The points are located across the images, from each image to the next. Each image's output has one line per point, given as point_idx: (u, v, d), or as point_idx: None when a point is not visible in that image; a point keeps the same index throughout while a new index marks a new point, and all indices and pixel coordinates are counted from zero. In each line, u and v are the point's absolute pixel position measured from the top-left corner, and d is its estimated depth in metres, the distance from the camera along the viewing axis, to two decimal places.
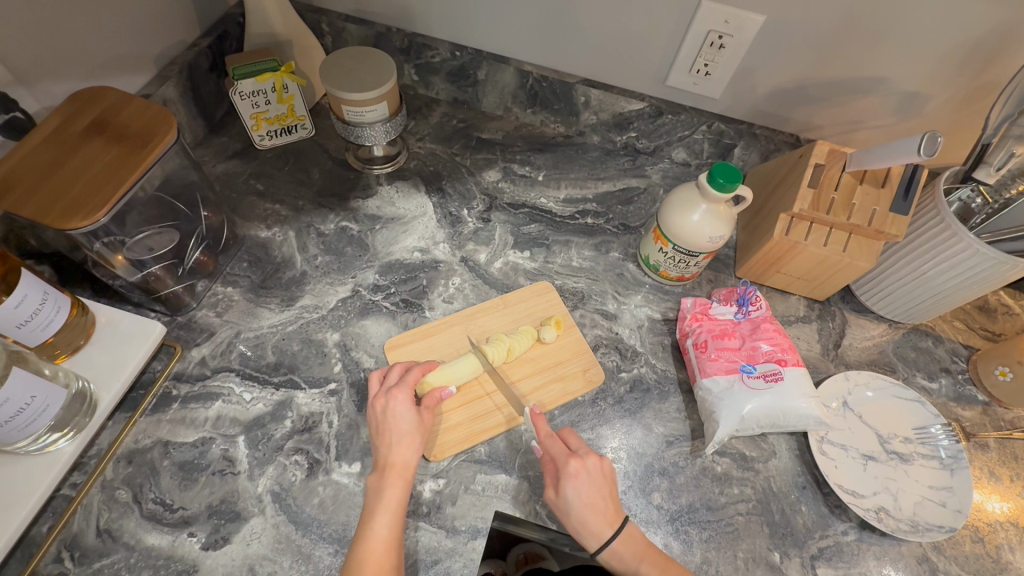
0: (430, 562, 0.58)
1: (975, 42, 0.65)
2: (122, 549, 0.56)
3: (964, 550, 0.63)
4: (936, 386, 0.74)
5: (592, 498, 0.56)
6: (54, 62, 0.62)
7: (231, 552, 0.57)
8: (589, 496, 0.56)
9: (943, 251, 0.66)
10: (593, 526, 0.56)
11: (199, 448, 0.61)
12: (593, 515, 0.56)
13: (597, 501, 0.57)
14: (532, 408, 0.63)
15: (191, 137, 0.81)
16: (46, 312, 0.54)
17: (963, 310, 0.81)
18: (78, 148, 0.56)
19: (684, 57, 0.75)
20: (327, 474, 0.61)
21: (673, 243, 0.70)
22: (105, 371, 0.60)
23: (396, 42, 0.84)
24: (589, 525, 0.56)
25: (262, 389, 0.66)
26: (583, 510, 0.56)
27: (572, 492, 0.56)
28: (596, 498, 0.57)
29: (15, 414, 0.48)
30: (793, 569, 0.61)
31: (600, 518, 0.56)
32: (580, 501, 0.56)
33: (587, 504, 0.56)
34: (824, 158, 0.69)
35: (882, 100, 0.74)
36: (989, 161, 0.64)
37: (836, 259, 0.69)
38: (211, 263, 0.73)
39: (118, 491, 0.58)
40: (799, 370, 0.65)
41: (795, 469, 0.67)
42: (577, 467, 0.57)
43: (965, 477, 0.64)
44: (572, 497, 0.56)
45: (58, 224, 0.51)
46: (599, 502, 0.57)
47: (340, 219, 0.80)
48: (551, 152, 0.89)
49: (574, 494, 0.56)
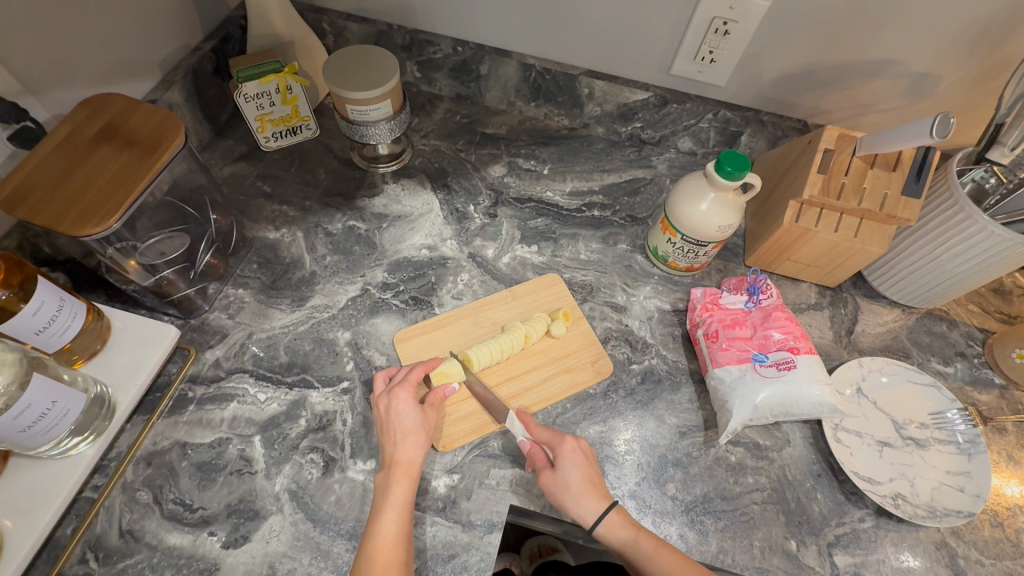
0: (447, 556, 0.58)
1: (986, 20, 0.63)
2: (144, 549, 0.57)
3: (983, 534, 0.63)
4: (952, 370, 0.74)
5: (588, 473, 0.58)
6: (60, 69, 0.62)
7: (251, 550, 0.57)
8: (584, 470, 0.58)
9: (957, 234, 0.66)
10: (590, 498, 0.57)
11: (216, 449, 0.62)
12: (590, 487, 0.57)
13: (592, 475, 0.58)
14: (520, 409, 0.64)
15: (198, 140, 0.82)
16: (63, 319, 0.54)
17: (979, 293, 0.80)
18: (88, 156, 0.57)
19: (688, 45, 0.74)
20: (343, 472, 0.62)
21: (681, 233, 0.70)
22: (123, 376, 0.61)
23: (398, 39, 0.83)
24: (587, 497, 0.57)
25: (276, 390, 0.66)
26: (581, 483, 0.57)
27: (570, 467, 0.58)
28: (591, 473, 0.58)
29: (37, 420, 0.49)
30: (810, 557, 0.61)
31: (596, 491, 0.57)
32: (578, 475, 0.57)
33: (583, 477, 0.57)
34: (834, 142, 0.68)
35: (892, 82, 0.73)
36: (1004, 141, 0.62)
37: (847, 244, 0.68)
38: (221, 265, 0.73)
39: (139, 493, 0.59)
40: (812, 358, 0.64)
41: (810, 457, 0.66)
42: (572, 446, 0.59)
43: (982, 461, 0.63)
44: (570, 471, 0.57)
45: (73, 232, 0.52)
46: (594, 476, 0.58)
47: (347, 218, 0.80)
48: (555, 145, 0.88)
49: (571, 468, 0.58)
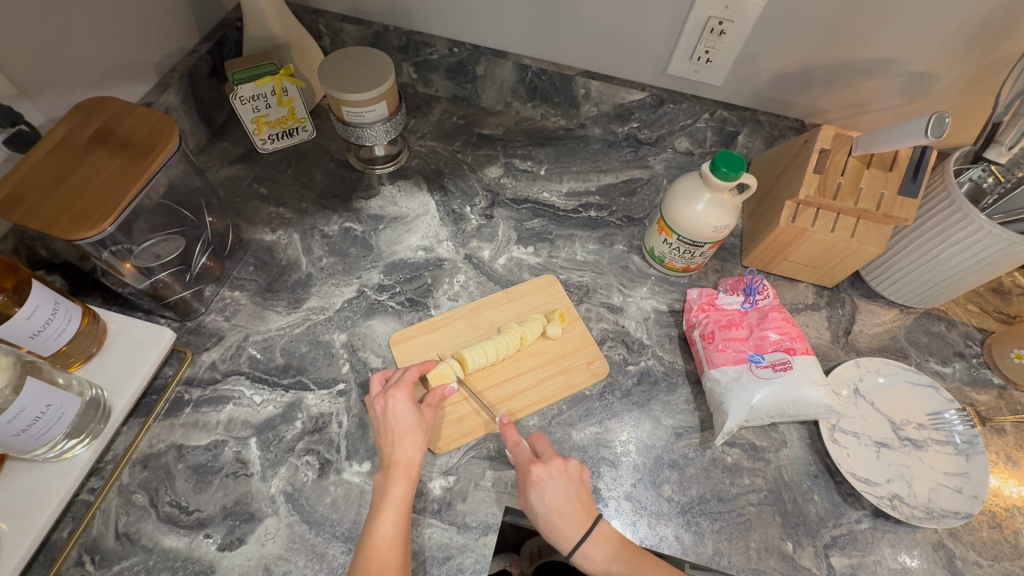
0: (442, 558, 0.58)
1: (983, 19, 0.63)
2: (140, 552, 0.57)
3: (981, 535, 0.62)
4: (950, 370, 0.73)
5: (557, 503, 0.56)
6: (55, 72, 0.62)
7: (247, 552, 0.58)
8: (553, 500, 0.57)
9: (954, 234, 0.65)
10: (562, 529, 0.56)
11: (212, 451, 0.62)
12: (559, 519, 0.56)
13: (562, 504, 0.57)
14: (502, 417, 0.61)
15: (194, 143, 0.82)
16: (57, 322, 0.55)
17: (977, 293, 0.79)
18: (83, 159, 0.57)
19: (684, 45, 0.74)
20: (339, 474, 0.62)
21: (677, 234, 0.69)
22: (119, 379, 0.61)
23: (394, 40, 0.83)
24: (557, 529, 0.56)
25: (272, 392, 0.66)
26: (550, 515, 0.56)
27: (537, 498, 0.57)
28: (562, 502, 0.57)
29: (31, 423, 0.49)
30: (807, 558, 0.61)
31: (568, 521, 0.56)
32: (545, 506, 0.56)
33: (553, 508, 0.56)
34: (830, 142, 0.68)
35: (889, 81, 0.72)
36: (1001, 139, 0.62)
37: (844, 244, 0.68)
38: (217, 267, 0.73)
39: (135, 495, 0.59)
40: (809, 358, 0.64)
41: (807, 458, 0.66)
42: (539, 474, 0.57)
43: (980, 462, 0.63)
44: (538, 504, 0.57)
45: (67, 236, 0.52)
46: (565, 506, 0.57)
47: (344, 220, 0.80)
48: (551, 146, 0.88)
49: (539, 500, 0.57)
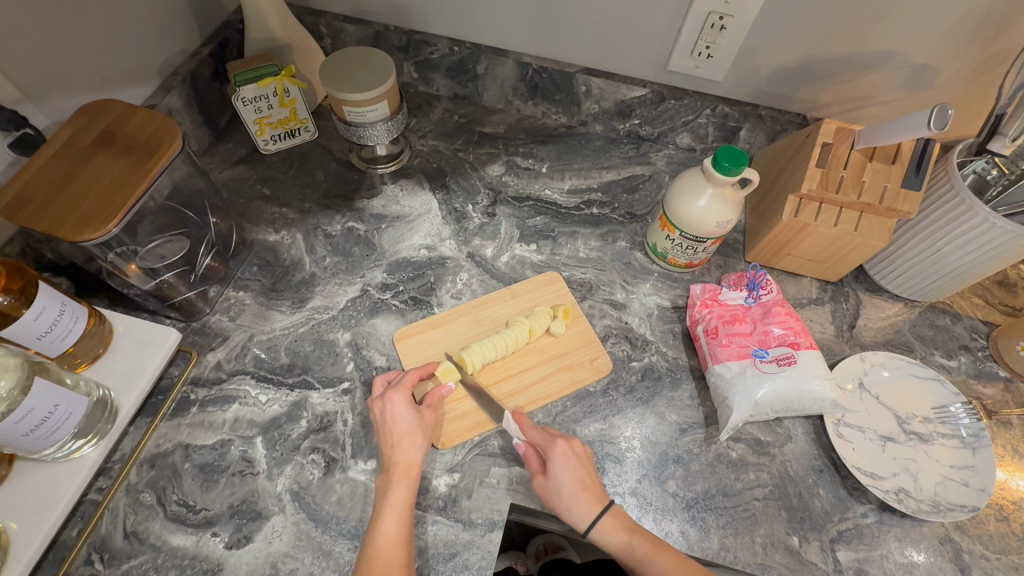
0: (447, 555, 0.58)
1: (985, 10, 0.63)
2: (148, 550, 0.57)
3: (988, 529, 0.62)
4: (955, 363, 0.73)
5: (580, 477, 0.58)
6: (59, 76, 0.63)
7: (254, 550, 0.58)
8: (576, 474, 0.58)
9: (959, 226, 0.65)
10: (582, 504, 0.57)
11: (219, 450, 0.63)
12: (581, 493, 0.57)
13: (583, 479, 0.58)
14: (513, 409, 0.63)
15: (197, 144, 0.82)
16: (64, 322, 0.55)
17: (982, 286, 0.79)
18: (87, 161, 0.57)
19: (685, 40, 0.74)
20: (344, 472, 0.62)
21: (679, 229, 0.69)
22: (124, 379, 0.62)
23: (395, 40, 0.84)
24: (579, 503, 0.57)
25: (278, 391, 0.67)
26: (573, 489, 0.57)
27: (561, 472, 0.57)
28: (582, 476, 0.58)
29: (39, 424, 0.50)
30: (813, 553, 0.61)
31: (589, 496, 0.57)
32: (569, 480, 0.57)
33: (574, 483, 0.57)
34: (832, 136, 0.67)
35: (891, 75, 0.72)
36: (1005, 131, 0.62)
37: (847, 238, 0.68)
38: (222, 268, 0.74)
39: (142, 494, 0.60)
40: (813, 353, 0.64)
41: (811, 453, 0.66)
42: (562, 450, 0.59)
43: (987, 455, 0.63)
44: (561, 477, 0.57)
45: (71, 237, 0.53)
46: (585, 481, 0.58)
47: (347, 219, 0.81)
48: (553, 143, 0.88)
49: (562, 473, 0.57)
